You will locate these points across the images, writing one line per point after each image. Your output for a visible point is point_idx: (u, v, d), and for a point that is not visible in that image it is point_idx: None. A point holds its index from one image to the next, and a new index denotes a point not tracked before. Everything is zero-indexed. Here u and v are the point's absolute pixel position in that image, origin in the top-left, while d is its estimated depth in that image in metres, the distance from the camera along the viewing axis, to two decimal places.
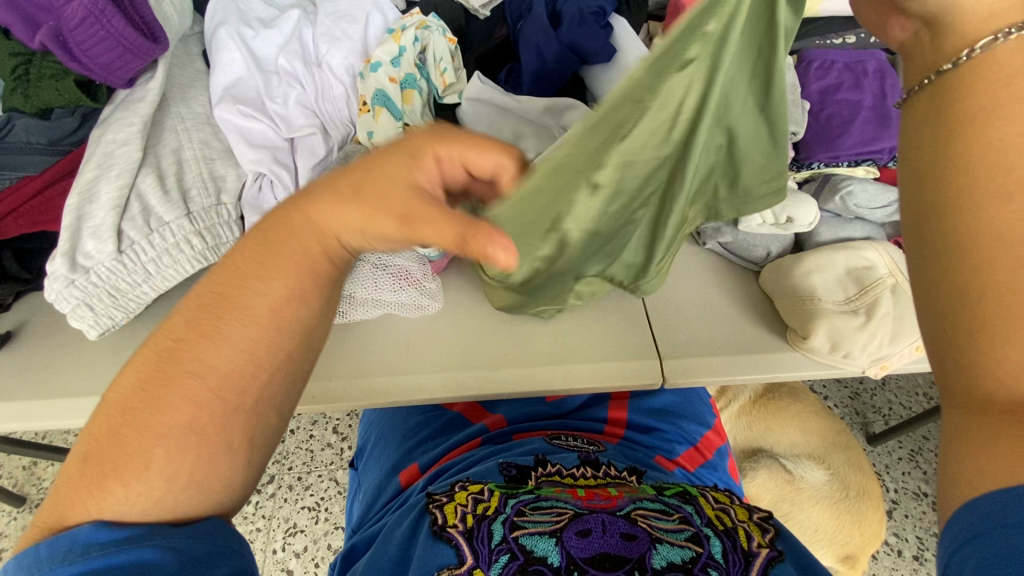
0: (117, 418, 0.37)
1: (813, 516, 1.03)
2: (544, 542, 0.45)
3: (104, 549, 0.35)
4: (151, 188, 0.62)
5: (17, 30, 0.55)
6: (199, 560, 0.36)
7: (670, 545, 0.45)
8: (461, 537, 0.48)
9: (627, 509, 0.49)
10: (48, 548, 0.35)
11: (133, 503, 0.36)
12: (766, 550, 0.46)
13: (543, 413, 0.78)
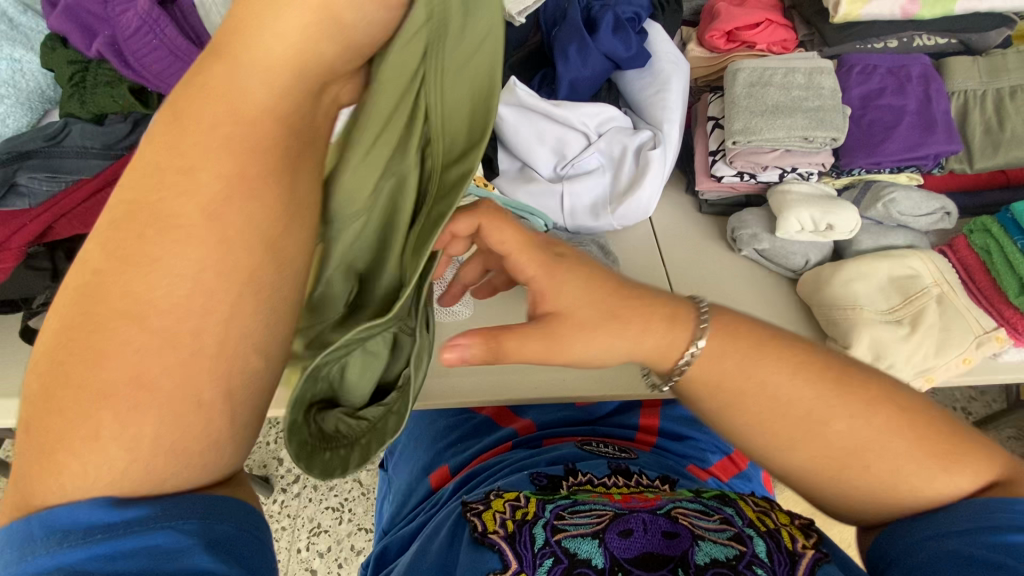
0: None
1: (846, 531, 1.01)
2: (586, 545, 0.45)
3: (108, 532, 0.28)
4: None
5: (75, 38, 0.60)
6: (221, 544, 0.30)
7: (713, 542, 0.44)
8: (504, 542, 0.47)
9: (667, 507, 0.48)
10: (41, 526, 0.28)
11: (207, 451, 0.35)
12: (811, 551, 0.45)
13: (574, 417, 0.78)
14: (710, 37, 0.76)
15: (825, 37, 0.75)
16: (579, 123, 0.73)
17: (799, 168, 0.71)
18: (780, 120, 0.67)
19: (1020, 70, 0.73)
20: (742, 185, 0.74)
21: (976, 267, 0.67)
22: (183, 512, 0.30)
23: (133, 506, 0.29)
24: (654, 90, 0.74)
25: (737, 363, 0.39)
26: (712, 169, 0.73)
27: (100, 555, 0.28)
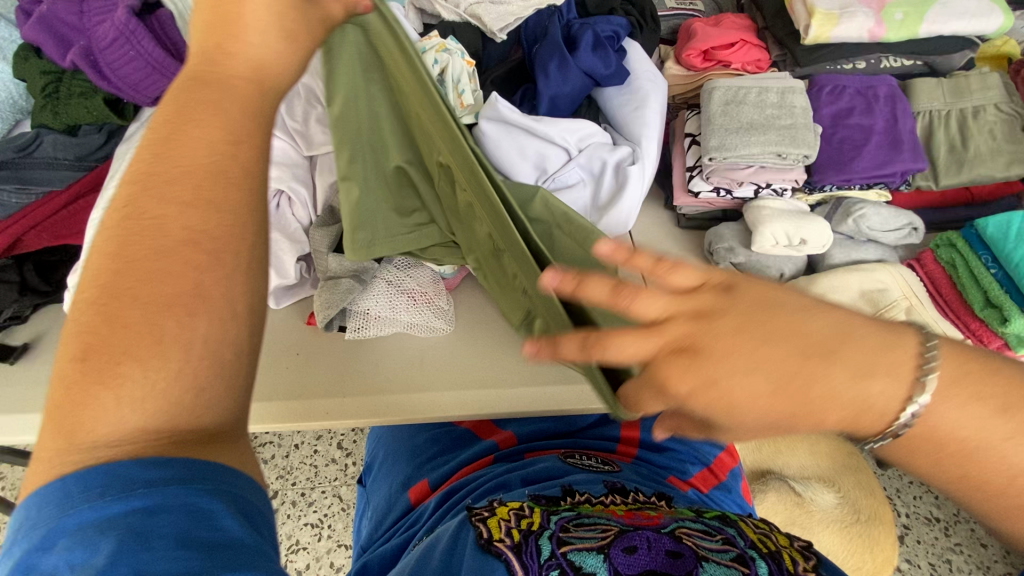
0: (157, 319, 0.30)
1: (825, 539, 1.02)
2: (592, 559, 0.44)
3: (147, 485, 0.28)
4: None
5: (48, 48, 0.58)
6: (242, 510, 0.30)
7: (717, 564, 0.43)
8: (511, 552, 0.46)
9: (671, 527, 0.48)
10: (78, 483, 0.28)
11: (147, 407, 0.29)
12: (812, 575, 0.42)
13: (555, 430, 0.79)
14: (688, 56, 0.78)
15: (797, 58, 0.77)
16: (559, 138, 0.73)
17: (774, 184, 0.72)
18: (755, 137, 0.69)
19: (982, 91, 0.76)
20: (718, 201, 0.75)
21: (943, 281, 0.69)
22: (206, 473, 0.30)
23: (169, 464, 0.29)
24: (632, 106, 0.75)
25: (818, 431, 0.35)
26: (689, 185, 0.73)
27: (138, 507, 0.28)
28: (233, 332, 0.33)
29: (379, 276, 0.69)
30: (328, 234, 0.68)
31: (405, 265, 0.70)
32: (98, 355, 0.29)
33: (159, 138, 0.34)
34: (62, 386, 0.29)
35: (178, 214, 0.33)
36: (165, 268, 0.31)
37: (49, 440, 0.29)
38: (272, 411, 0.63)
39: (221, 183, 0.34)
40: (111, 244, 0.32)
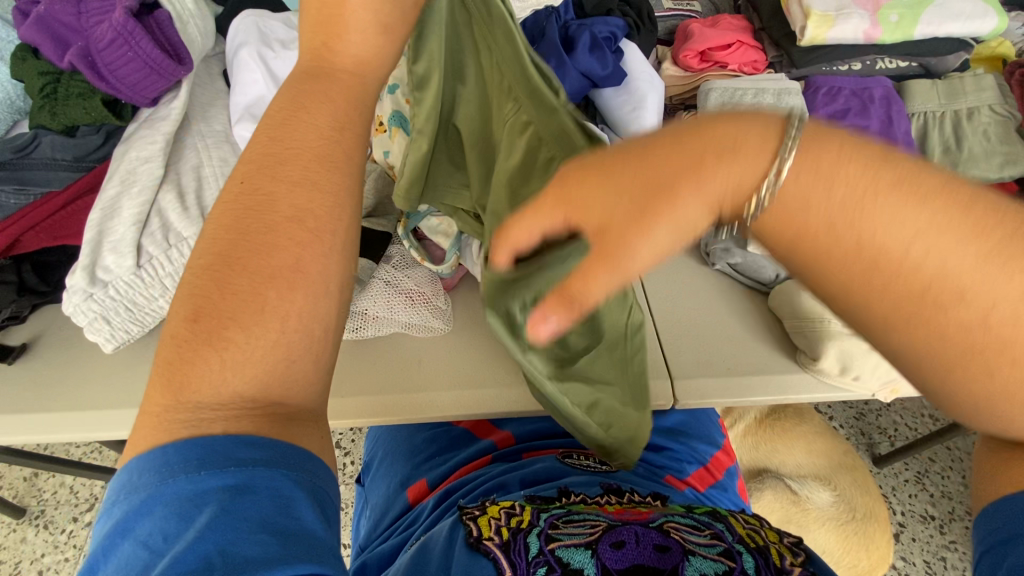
0: (261, 289, 0.34)
1: (820, 537, 1.03)
2: (580, 555, 0.44)
3: (240, 466, 0.31)
4: (172, 205, 0.63)
5: (46, 49, 0.58)
6: (318, 500, 0.33)
7: (703, 557, 0.44)
8: (498, 550, 0.47)
9: (659, 522, 0.48)
10: (179, 454, 0.31)
11: (250, 368, 0.33)
12: (800, 569, 0.43)
13: (552, 429, 0.79)
14: (684, 57, 0.78)
15: (794, 59, 0.78)
16: None
17: None
18: None
19: (976, 92, 0.77)
20: None
21: None
22: (292, 461, 0.33)
23: (259, 447, 0.32)
24: (630, 107, 0.75)
25: (846, 267, 0.28)
26: None
27: (228, 486, 0.30)
28: (323, 308, 0.36)
29: (376, 276, 0.69)
30: None
31: (402, 265, 0.70)
32: (206, 325, 0.33)
33: (275, 123, 0.39)
34: (173, 348, 0.34)
35: (290, 191, 0.37)
36: (272, 242, 0.35)
37: (159, 396, 0.33)
38: None
39: (326, 166, 0.38)
40: (229, 217, 0.36)
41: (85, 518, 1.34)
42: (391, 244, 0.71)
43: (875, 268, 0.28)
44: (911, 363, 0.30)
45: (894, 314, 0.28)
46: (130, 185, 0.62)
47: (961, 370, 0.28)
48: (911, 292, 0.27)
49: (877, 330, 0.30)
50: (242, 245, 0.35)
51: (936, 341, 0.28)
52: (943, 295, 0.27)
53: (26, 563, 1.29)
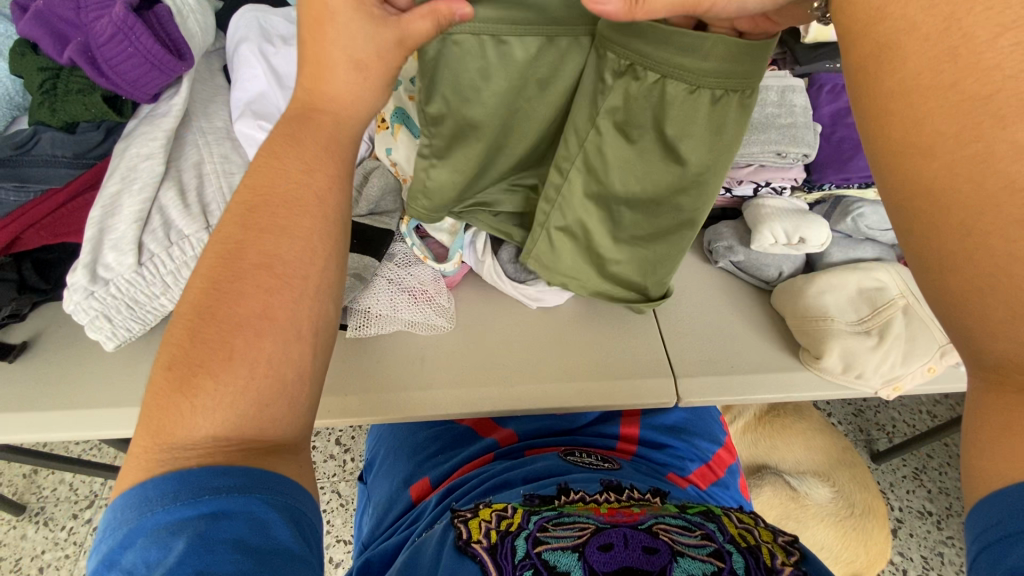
0: (230, 337, 0.38)
1: (819, 533, 1.04)
2: (566, 557, 0.44)
3: (214, 492, 0.34)
4: (172, 203, 0.62)
5: (45, 44, 0.57)
6: (294, 517, 0.36)
7: (692, 558, 0.43)
8: (485, 553, 0.47)
9: (648, 523, 0.47)
10: (156, 489, 0.33)
11: (218, 410, 0.36)
12: (790, 568, 0.43)
13: (554, 427, 0.79)
14: None
15: (797, 56, 0.77)
16: None
17: (773, 182, 0.73)
18: (755, 136, 0.69)
19: None
20: (717, 199, 0.77)
21: None
22: (266, 483, 0.35)
23: (234, 474, 0.34)
24: None
25: (926, 50, 0.29)
26: None
27: (205, 512, 0.33)
28: (294, 352, 0.39)
29: (380, 274, 0.69)
30: None
31: (406, 262, 0.70)
32: (181, 370, 0.37)
33: (257, 182, 0.43)
34: (155, 393, 0.37)
35: (260, 239, 0.41)
36: (240, 291, 0.39)
37: (142, 438, 0.36)
38: None
39: (295, 212, 0.42)
40: (211, 274, 0.40)
41: (84, 516, 1.34)
42: (395, 241, 0.71)
43: (952, 57, 0.28)
44: (942, 206, 0.29)
45: (953, 135, 0.29)
46: (130, 182, 0.61)
47: (992, 214, 0.27)
48: (968, 97, 0.28)
49: (925, 151, 0.30)
50: (213, 299, 0.39)
51: (980, 177, 0.28)
52: (1012, 105, 0.27)
53: (26, 560, 1.29)
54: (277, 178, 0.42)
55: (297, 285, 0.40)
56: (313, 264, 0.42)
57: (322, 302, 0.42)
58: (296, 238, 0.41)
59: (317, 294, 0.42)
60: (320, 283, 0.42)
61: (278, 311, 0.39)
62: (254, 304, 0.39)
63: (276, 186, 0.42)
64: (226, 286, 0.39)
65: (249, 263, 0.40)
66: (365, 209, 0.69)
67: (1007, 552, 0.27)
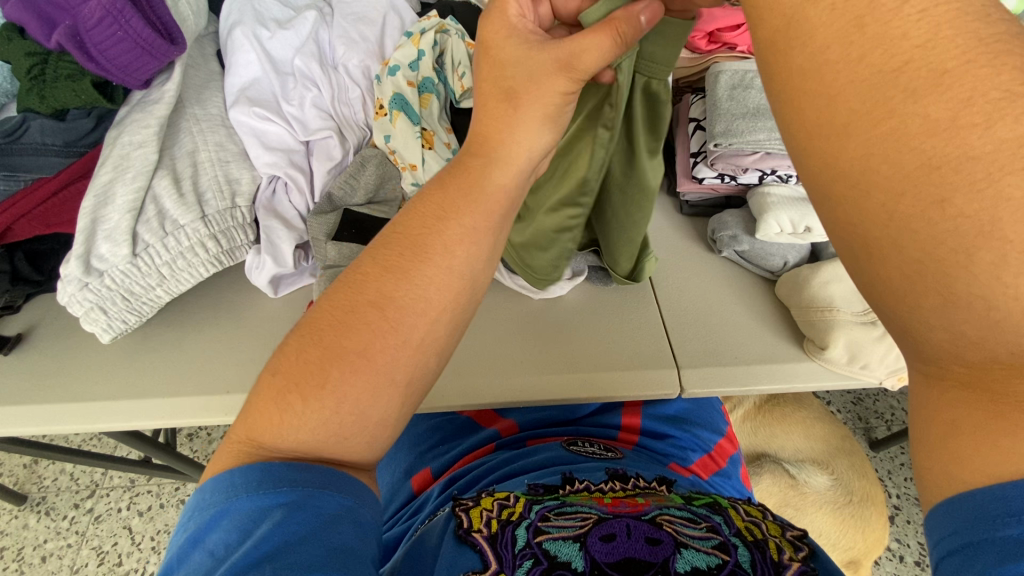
0: (330, 367, 0.39)
1: (817, 520, 1.04)
2: (568, 547, 0.43)
3: (290, 486, 0.37)
4: (166, 191, 0.61)
5: (33, 28, 0.55)
6: (357, 517, 0.38)
7: (696, 550, 0.42)
8: (485, 543, 0.46)
9: (652, 514, 0.47)
10: (242, 477, 0.37)
11: (302, 428, 0.38)
12: (797, 563, 0.42)
13: (556, 417, 0.79)
14: (693, 38, 0.76)
15: None
16: None
17: (779, 170, 0.71)
18: (761, 122, 0.68)
19: None
20: (722, 186, 0.75)
21: None
22: (335, 483, 0.38)
23: (310, 471, 0.38)
24: None
25: (832, 20, 0.26)
26: (693, 172, 0.74)
27: (280, 503, 0.36)
28: (383, 399, 0.40)
29: None
30: (326, 222, 0.67)
31: None
32: (285, 385, 0.39)
33: (408, 215, 0.43)
34: (261, 395, 0.40)
35: (383, 279, 0.41)
36: (351, 325, 0.40)
37: (239, 431, 0.40)
38: None
39: (420, 259, 0.41)
40: (334, 303, 0.41)
41: (86, 505, 1.34)
42: None
43: (860, 27, 0.25)
44: (861, 186, 0.27)
45: (867, 113, 0.26)
46: (123, 171, 0.60)
47: (912, 196, 0.25)
48: (883, 68, 0.25)
49: (840, 130, 0.27)
50: (326, 326, 0.40)
51: (896, 156, 0.25)
52: (922, 75, 0.24)
53: (28, 549, 1.29)
54: (422, 220, 0.42)
55: (396, 335, 0.40)
56: (427, 318, 0.41)
57: (419, 355, 0.41)
58: (412, 288, 0.40)
59: (420, 344, 0.41)
60: (425, 335, 0.41)
61: (375, 356, 0.39)
62: (363, 342, 0.39)
63: (419, 225, 0.42)
64: (342, 317, 0.40)
65: (369, 305, 0.40)
66: (362, 198, 0.68)
67: (976, 558, 0.27)
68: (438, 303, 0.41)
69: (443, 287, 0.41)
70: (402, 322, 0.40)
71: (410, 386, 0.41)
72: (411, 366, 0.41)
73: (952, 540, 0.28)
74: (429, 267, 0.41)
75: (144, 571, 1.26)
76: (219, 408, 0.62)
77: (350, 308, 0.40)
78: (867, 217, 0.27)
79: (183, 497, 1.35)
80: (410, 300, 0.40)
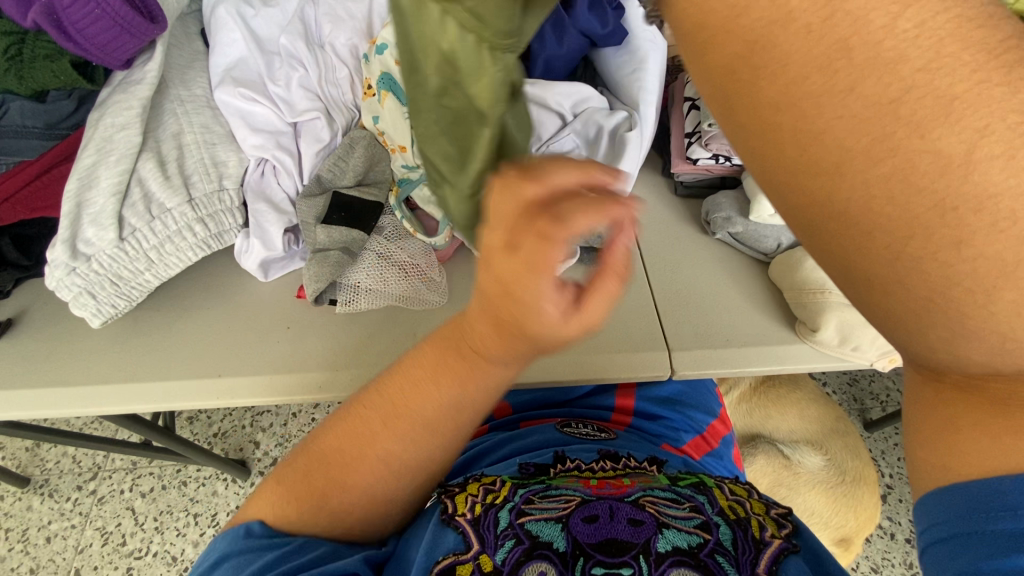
0: (357, 460, 0.50)
1: (810, 500, 1.06)
2: (549, 528, 0.44)
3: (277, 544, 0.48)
4: (151, 173, 0.60)
5: (6, 6, 0.52)
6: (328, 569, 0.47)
7: (677, 530, 0.43)
8: (467, 525, 0.46)
9: (636, 496, 0.47)
10: (249, 531, 0.50)
11: (326, 502, 0.50)
12: (778, 541, 0.43)
13: (549, 399, 0.79)
14: None
15: None
16: (554, 103, 0.71)
17: None
18: None
19: None
20: (716, 167, 0.74)
21: None
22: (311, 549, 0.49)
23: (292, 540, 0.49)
24: (631, 68, 0.72)
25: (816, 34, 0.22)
26: (688, 152, 0.73)
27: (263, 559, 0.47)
28: (393, 479, 0.51)
29: (369, 248, 0.67)
30: (315, 205, 0.66)
31: (396, 236, 0.68)
32: (315, 470, 0.50)
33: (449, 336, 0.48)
34: (286, 479, 0.51)
35: (410, 391, 0.49)
36: (372, 432, 0.49)
37: (262, 497, 0.52)
38: (263, 385, 0.62)
39: (440, 383, 0.48)
40: (368, 408, 0.50)
41: (88, 487, 1.36)
42: (384, 215, 0.69)
43: (846, 52, 0.22)
44: (867, 230, 0.24)
45: (864, 150, 0.23)
46: (107, 154, 0.59)
47: (930, 232, 0.23)
48: (878, 101, 0.22)
49: (836, 167, 0.23)
50: (347, 429, 0.51)
51: (905, 199, 0.22)
52: (927, 104, 0.21)
53: (33, 531, 1.31)
54: (460, 354, 0.47)
55: (418, 438, 0.50)
56: (446, 429, 0.50)
57: (436, 451, 0.51)
58: (434, 392, 0.48)
59: (438, 438, 0.50)
60: (440, 435, 0.50)
61: (399, 447, 0.50)
62: (392, 441, 0.49)
63: (446, 364, 0.47)
64: (375, 420, 0.50)
65: (405, 416, 0.49)
66: (351, 180, 0.67)
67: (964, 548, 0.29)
68: (455, 417, 0.50)
69: (463, 408, 0.49)
70: (429, 422, 0.49)
71: (430, 460, 0.51)
72: (432, 455, 0.51)
73: (939, 529, 0.30)
74: (453, 386, 0.48)
75: (148, 550, 1.29)
76: (211, 391, 0.62)
77: (380, 416, 0.50)
78: (877, 256, 0.24)
79: (184, 478, 1.37)
80: (427, 412, 0.49)
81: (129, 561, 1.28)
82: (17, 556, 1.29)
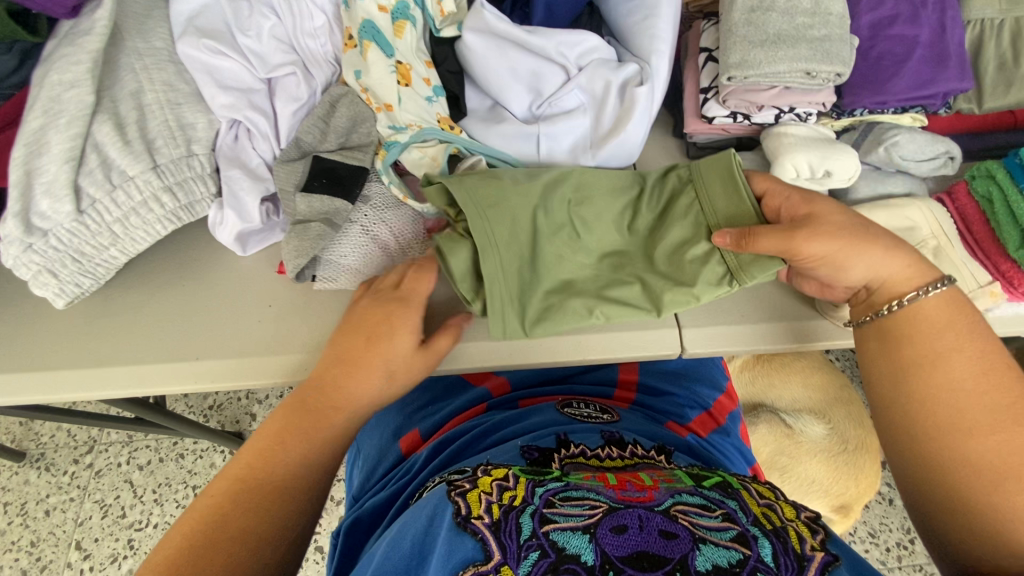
0: (237, 508, 0.47)
1: (811, 468, 1.04)
2: (577, 539, 0.40)
3: None
4: (109, 138, 0.54)
5: None
6: None
7: (715, 545, 0.40)
8: (487, 530, 0.41)
9: (666, 505, 0.43)
10: None
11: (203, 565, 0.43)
12: (820, 554, 0.41)
13: (549, 374, 0.76)
14: None
15: None
16: (557, 54, 0.64)
17: (798, 108, 0.64)
18: (782, 51, 0.60)
19: None
20: (733, 126, 0.68)
21: (975, 216, 0.64)
22: None
23: None
24: (642, 15, 0.65)
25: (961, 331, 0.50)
26: (703, 109, 0.66)
27: None
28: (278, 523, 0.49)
29: (354, 220, 0.61)
30: (295, 171, 0.60)
31: (384, 206, 0.62)
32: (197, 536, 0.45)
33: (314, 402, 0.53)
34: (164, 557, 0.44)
35: (292, 439, 0.51)
36: (265, 473, 0.50)
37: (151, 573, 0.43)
38: (246, 367, 0.58)
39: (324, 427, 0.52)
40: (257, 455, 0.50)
41: (86, 461, 1.35)
42: (370, 182, 0.63)
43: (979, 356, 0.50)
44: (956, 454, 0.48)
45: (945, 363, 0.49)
46: (56, 116, 0.53)
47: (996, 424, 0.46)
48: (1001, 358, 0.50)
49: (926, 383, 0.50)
50: (238, 479, 0.49)
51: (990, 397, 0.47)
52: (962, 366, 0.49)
53: (32, 504, 1.31)
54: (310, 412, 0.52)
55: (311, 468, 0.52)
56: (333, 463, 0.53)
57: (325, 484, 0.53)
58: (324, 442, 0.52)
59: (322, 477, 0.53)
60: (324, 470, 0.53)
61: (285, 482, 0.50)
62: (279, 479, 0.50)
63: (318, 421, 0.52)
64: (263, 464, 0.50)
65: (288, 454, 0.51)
66: (334, 142, 0.61)
67: None
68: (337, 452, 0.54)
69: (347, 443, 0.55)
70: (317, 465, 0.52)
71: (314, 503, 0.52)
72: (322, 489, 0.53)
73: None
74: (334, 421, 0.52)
75: (148, 521, 1.28)
76: (190, 375, 0.58)
77: (258, 464, 0.50)
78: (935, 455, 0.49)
79: (180, 451, 1.35)
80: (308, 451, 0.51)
81: (130, 533, 1.27)
82: (16, 529, 1.28)
